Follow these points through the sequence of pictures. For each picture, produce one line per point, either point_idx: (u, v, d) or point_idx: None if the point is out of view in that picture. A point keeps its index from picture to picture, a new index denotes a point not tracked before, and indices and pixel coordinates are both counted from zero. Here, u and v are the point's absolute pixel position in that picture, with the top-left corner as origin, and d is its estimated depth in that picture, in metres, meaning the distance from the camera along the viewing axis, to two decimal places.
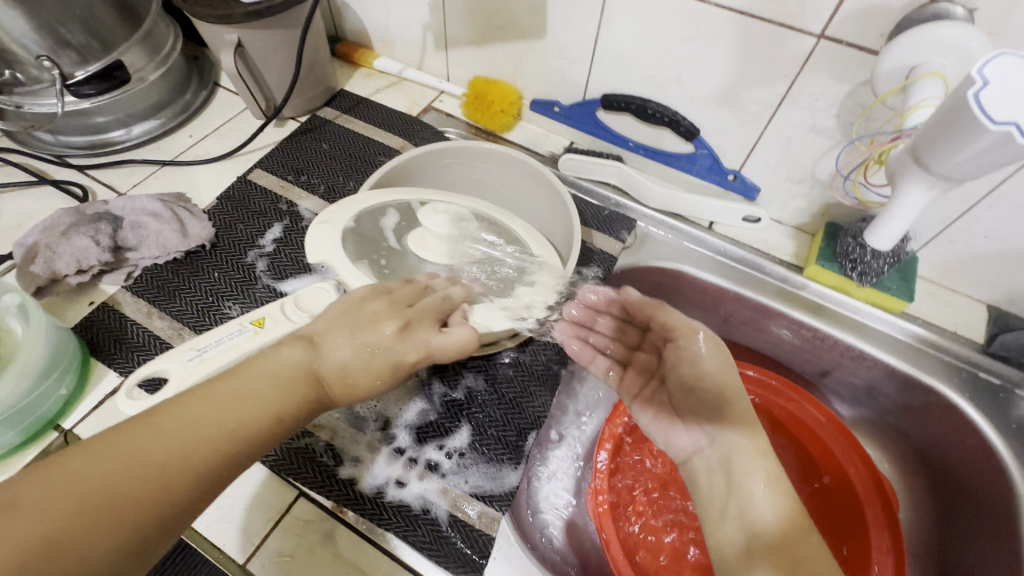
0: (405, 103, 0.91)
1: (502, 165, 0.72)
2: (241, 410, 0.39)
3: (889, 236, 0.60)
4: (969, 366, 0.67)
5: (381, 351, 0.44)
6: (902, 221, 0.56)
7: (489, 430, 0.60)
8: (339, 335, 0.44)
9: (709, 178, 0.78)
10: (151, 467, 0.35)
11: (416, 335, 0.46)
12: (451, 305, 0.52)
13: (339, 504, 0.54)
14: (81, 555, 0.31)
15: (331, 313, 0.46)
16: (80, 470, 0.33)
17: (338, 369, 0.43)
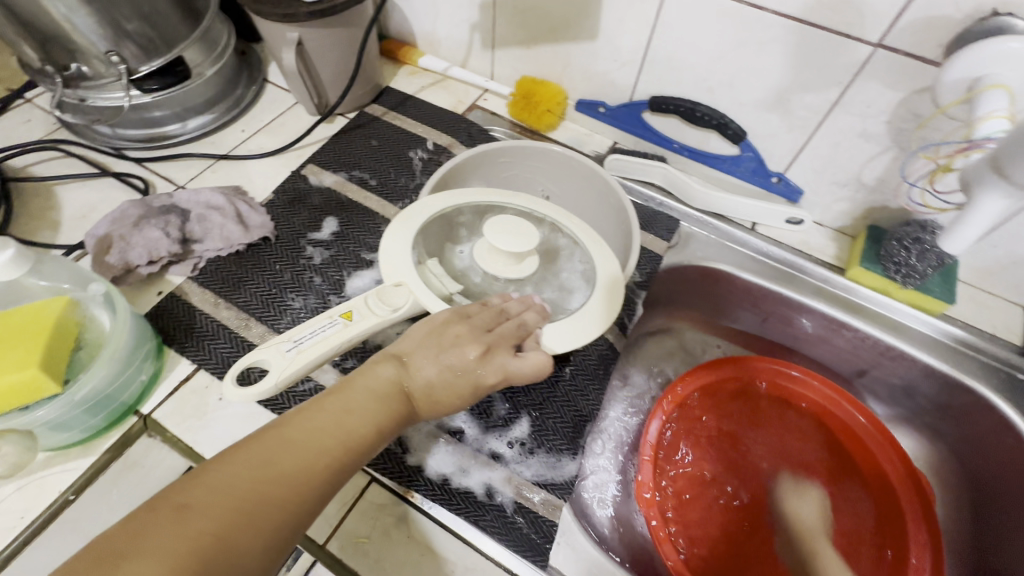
0: (451, 100, 0.93)
1: (555, 165, 0.74)
2: (352, 421, 0.43)
3: (962, 241, 0.60)
4: (1006, 367, 0.69)
5: (464, 373, 0.49)
6: (977, 229, 0.57)
7: (548, 422, 0.63)
8: (425, 356, 0.49)
9: (753, 180, 0.80)
10: (290, 474, 0.38)
11: (495, 359, 0.50)
12: (526, 332, 0.53)
13: (409, 489, 0.56)
14: (241, 553, 0.33)
15: (416, 334, 0.51)
16: (230, 477, 0.36)
17: (424, 387, 0.48)
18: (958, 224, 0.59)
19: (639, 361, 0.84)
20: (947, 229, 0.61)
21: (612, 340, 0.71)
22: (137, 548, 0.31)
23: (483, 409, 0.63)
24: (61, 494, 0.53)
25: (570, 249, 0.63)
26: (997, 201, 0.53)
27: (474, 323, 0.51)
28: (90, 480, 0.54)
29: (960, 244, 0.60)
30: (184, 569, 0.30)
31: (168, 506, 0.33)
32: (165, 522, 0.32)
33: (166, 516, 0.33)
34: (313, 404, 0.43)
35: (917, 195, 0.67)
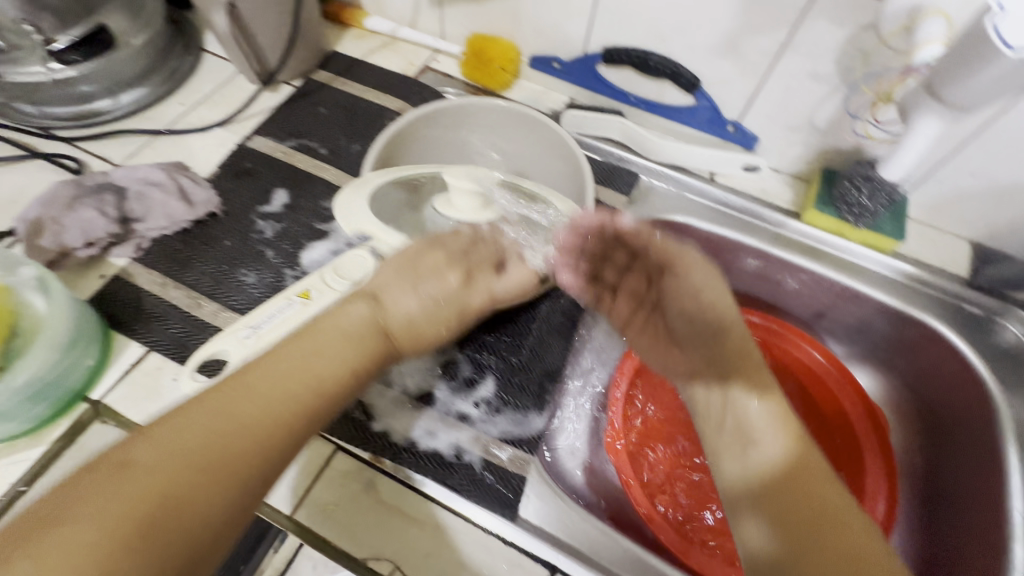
0: (401, 63, 0.90)
1: (508, 123, 0.72)
2: (319, 364, 0.46)
3: (902, 168, 0.65)
4: (954, 300, 0.72)
5: (449, 297, 0.55)
6: (919, 155, 0.62)
7: (513, 380, 0.63)
8: (392, 296, 0.53)
9: (709, 130, 0.79)
10: (251, 420, 0.41)
11: (479, 282, 0.58)
12: (504, 253, 0.61)
13: (376, 455, 0.56)
14: (194, 502, 0.37)
15: (385, 272, 0.54)
16: (191, 425, 0.40)
17: (404, 321, 0.53)
18: (896, 148, 0.63)
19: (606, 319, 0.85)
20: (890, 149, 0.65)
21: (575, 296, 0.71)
22: (85, 502, 0.34)
23: (447, 371, 0.63)
24: (11, 486, 0.51)
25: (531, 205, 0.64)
26: (932, 126, 0.57)
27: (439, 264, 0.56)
28: (42, 469, 0.52)
29: (903, 168, 0.65)
30: (129, 522, 0.34)
31: (117, 462, 0.37)
32: (111, 479, 0.36)
33: (116, 471, 0.36)
34: (281, 350, 0.46)
35: (860, 126, 0.66)
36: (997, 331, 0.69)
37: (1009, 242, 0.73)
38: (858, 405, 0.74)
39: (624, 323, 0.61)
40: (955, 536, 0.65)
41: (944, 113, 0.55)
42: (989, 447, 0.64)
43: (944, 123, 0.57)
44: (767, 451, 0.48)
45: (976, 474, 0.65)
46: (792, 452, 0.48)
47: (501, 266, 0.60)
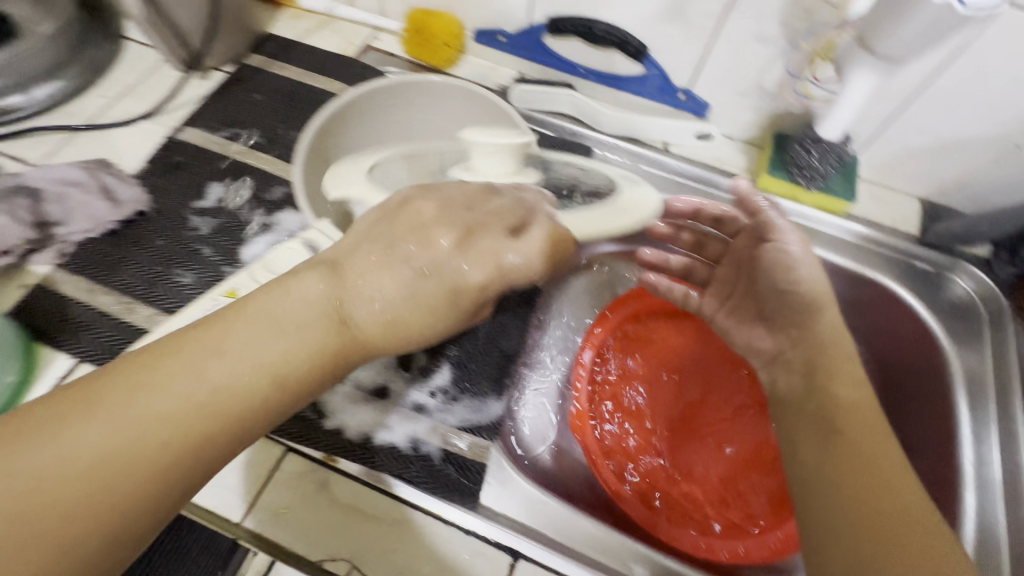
0: (340, 43, 0.85)
1: (452, 101, 0.69)
2: (260, 345, 0.36)
3: (837, 125, 0.66)
4: (906, 258, 0.72)
5: (438, 268, 0.43)
6: (852, 112, 0.63)
7: (470, 366, 0.62)
8: (364, 280, 0.42)
9: (660, 99, 0.78)
10: (163, 410, 0.33)
11: (482, 243, 0.46)
12: (519, 207, 0.50)
13: (329, 453, 0.54)
14: (85, 512, 0.30)
15: (357, 234, 0.45)
16: (111, 396, 0.32)
17: (373, 312, 0.41)
18: (830, 105, 0.64)
19: None
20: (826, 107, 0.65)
21: None
22: None
23: (401, 362, 0.61)
24: None
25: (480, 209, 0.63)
26: (864, 79, 0.58)
27: (433, 227, 0.45)
28: None
29: (838, 125, 0.65)
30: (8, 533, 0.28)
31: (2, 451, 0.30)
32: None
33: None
34: (230, 317, 0.37)
35: (800, 85, 0.64)
36: (947, 286, 0.70)
37: (956, 197, 0.73)
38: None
39: (717, 308, 0.62)
40: None
41: (876, 66, 0.57)
42: (942, 399, 0.66)
43: (875, 76, 0.58)
44: (841, 394, 0.47)
45: (928, 427, 0.66)
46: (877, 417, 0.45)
47: (516, 231, 0.48)
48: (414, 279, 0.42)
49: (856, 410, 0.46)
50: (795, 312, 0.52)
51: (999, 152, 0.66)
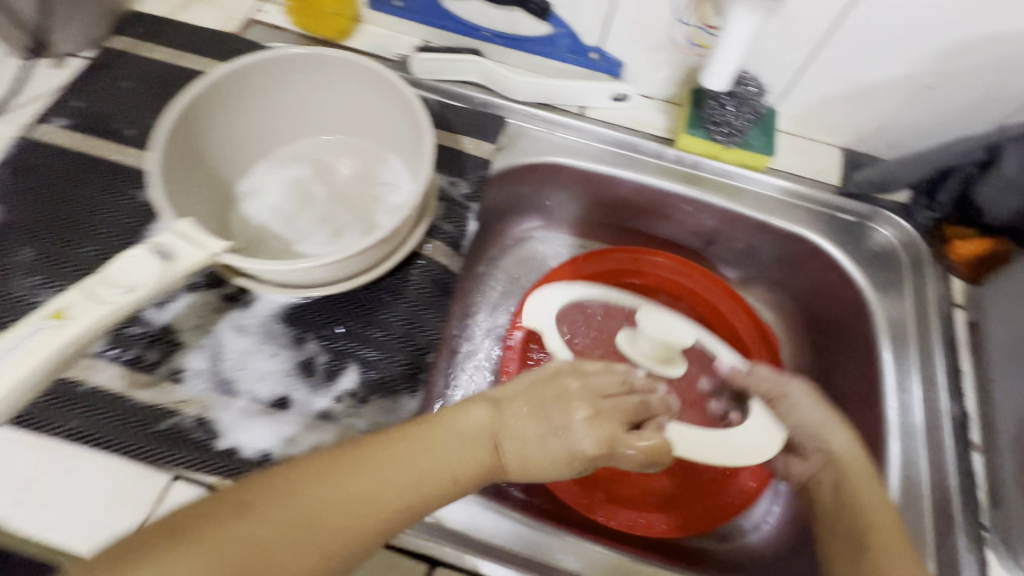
0: (219, 19, 0.76)
1: (329, 73, 0.60)
2: (449, 453, 0.41)
3: (724, 74, 0.61)
4: (830, 211, 0.71)
5: (563, 436, 0.42)
6: (739, 54, 0.58)
7: (378, 364, 0.56)
8: (525, 423, 0.43)
9: (572, 60, 0.73)
10: (342, 501, 0.36)
11: (603, 425, 0.43)
12: (642, 410, 0.48)
13: (223, 477, 0.49)
14: None
15: (523, 381, 0.46)
16: (302, 487, 0.35)
17: (518, 445, 0.42)
18: (714, 52, 0.60)
19: (497, 282, 0.80)
20: (713, 56, 0.60)
21: (445, 263, 0.64)
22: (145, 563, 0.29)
23: (303, 367, 0.55)
24: None
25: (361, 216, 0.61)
26: (738, 21, 0.55)
27: (578, 398, 0.44)
28: None
29: (725, 74, 0.60)
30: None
31: (195, 518, 0.32)
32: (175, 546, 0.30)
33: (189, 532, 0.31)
34: (428, 427, 0.42)
35: (690, 33, 0.65)
36: (870, 235, 0.69)
37: (875, 143, 0.71)
38: (751, 327, 0.72)
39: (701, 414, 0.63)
40: None
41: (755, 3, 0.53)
42: (866, 350, 0.65)
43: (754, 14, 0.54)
44: (867, 504, 0.50)
45: (860, 379, 0.65)
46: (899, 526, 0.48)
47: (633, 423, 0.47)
48: (716, 448, 0.58)
49: (880, 511, 0.49)
50: (817, 443, 0.55)
51: (911, 94, 0.64)
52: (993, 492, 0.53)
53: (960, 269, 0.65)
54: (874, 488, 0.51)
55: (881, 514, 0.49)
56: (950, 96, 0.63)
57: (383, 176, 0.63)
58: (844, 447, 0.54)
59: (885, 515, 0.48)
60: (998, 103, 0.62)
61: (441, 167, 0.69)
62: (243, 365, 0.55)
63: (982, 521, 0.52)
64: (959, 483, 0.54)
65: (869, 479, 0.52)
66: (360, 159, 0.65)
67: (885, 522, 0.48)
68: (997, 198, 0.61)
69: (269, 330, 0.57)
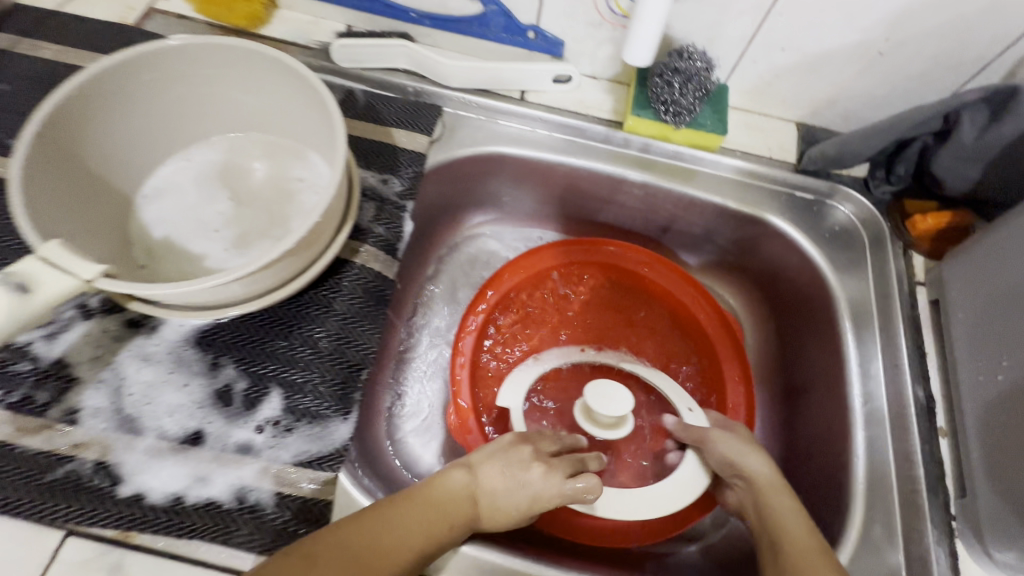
0: (115, 9, 0.68)
1: (229, 65, 0.53)
2: (438, 505, 0.46)
3: (645, 48, 0.59)
4: (788, 190, 0.67)
5: (524, 482, 0.49)
6: (659, 23, 0.56)
7: (304, 387, 0.51)
8: (497, 480, 0.49)
9: (508, 41, 0.67)
10: (371, 552, 0.40)
11: (556, 475, 0.51)
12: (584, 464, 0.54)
13: (122, 529, 0.44)
14: None
15: (488, 446, 0.52)
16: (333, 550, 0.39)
17: (492, 497, 0.48)
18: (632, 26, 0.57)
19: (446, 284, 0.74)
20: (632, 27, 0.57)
21: (378, 269, 0.58)
22: None
23: (220, 396, 0.50)
24: None
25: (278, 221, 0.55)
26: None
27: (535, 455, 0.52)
28: None
29: (645, 46, 0.58)
30: None
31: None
32: None
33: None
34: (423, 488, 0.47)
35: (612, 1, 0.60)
36: (830, 213, 0.66)
37: (830, 116, 0.68)
38: (713, 318, 0.69)
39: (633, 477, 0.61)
40: (808, 434, 0.61)
41: None
42: (830, 335, 0.62)
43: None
44: (785, 520, 0.49)
45: (824, 367, 0.62)
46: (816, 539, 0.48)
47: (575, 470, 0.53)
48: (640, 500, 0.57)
49: (800, 530, 0.49)
50: (738, 472, 0.55)
51: (864, 63, 0.61)
52: (960, 480, 0.51)
53: (920, 245, 0.62)
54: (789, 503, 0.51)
55: (797, 527, 0.49)
56: (904, 64, 0.60)
57: (301, 177, 0.58)
58: (765, 474, 0.53)
59: (802, 529, 0.48)
60: (952, 68, 0.59)
61: (372, 163, 0.63)
62: (149, 399, 0.49)
63: (950, 511, 0.50)
64: (927, 472, 0.52)
65: (786, 499, 0.52)
66: (277, 160, 0.59)
67: (800, 532, 0.48)
68: (957, 168, 0.58)
69: (180, 356, 0.51)
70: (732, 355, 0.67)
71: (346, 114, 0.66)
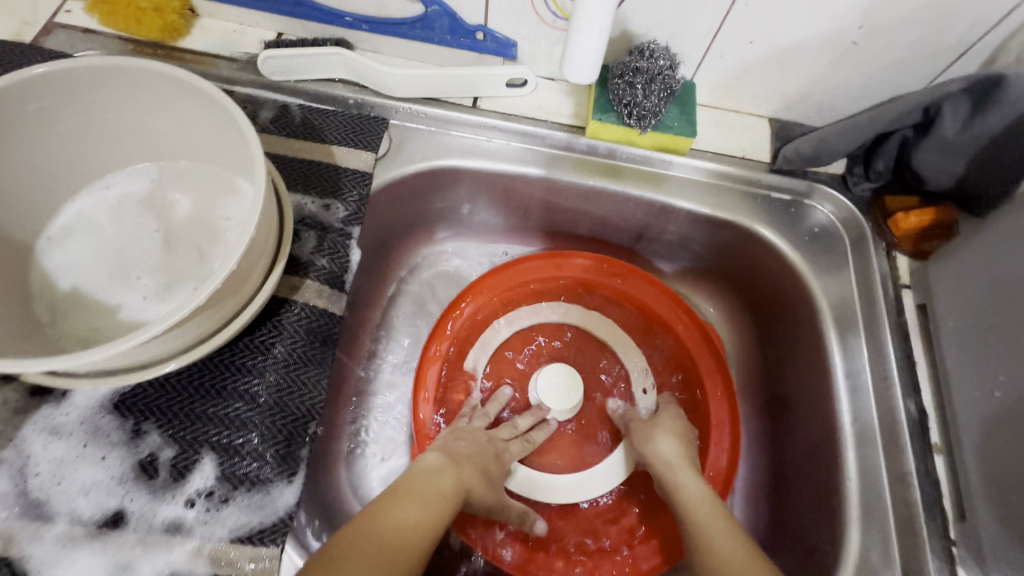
0: (9, 26, 0.60)
1: (133, 87, 0.47)
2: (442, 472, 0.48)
3: (585, 66, 0.54)
4: (763, 191, 0.63)
5: (484, 450, 0.55)
6: (600, 34, 0.51)
7: (241, 449, 0.46)
8: (467, 448, 0.53)
9: (456, 43, 0.61)
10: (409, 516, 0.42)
11: (511, 447, 0.58)
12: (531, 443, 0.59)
13: None
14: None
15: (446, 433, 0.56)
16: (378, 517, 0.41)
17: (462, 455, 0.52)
18: (567, 43, 0.53)
19: (406, 308, 0.69)
20: (570, 37, 0.52)
21: (322, 306, 0.53)
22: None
23: (143, 468, 0.44)
24: None
25: (207, 266, 0.50)
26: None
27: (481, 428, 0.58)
28: None
29: (585, 58, 0.53)
30: None
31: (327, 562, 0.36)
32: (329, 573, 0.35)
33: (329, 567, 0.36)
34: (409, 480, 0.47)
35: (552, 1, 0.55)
36: (809, 214, 0.63)
37: (804, 110, 0.64)
38: (692, 328, 0.64)
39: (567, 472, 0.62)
40: (796, 452, 0.58)
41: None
42: (816, 345, 0.58)
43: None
44: (684, 489, 0.51)
45: (811, 380, 0.58)
46: (719, 508, 0.49)
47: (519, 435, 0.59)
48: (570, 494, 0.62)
49: (700, 494, 0.50)
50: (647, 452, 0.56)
51: (838, 53, 0.56)
52: (959, 502, 0.48)
53: (903, 246, 0.59)
54: (690, 474, 0.53)
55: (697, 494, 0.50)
56: (880, 53, 0.56)
57: (228, 209, 0.51)
58: (668, 456, 0.55)
59: (701, 493, 0.50)
60: (930, 55, 0.55)
61: (311, 187, 0.58)
62: (60, 477, 0.43)
63: (950, 536, 0.47)
64: (924, 494, 0.49)
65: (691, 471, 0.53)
66: (200, 190, 0.52)
67: (693, 497, 0.50)
68: (938, 162, 0.55)
69: (94, 425, 0.45)
70: (713, 365, 0.63)
71: (280, 134, 0.60)
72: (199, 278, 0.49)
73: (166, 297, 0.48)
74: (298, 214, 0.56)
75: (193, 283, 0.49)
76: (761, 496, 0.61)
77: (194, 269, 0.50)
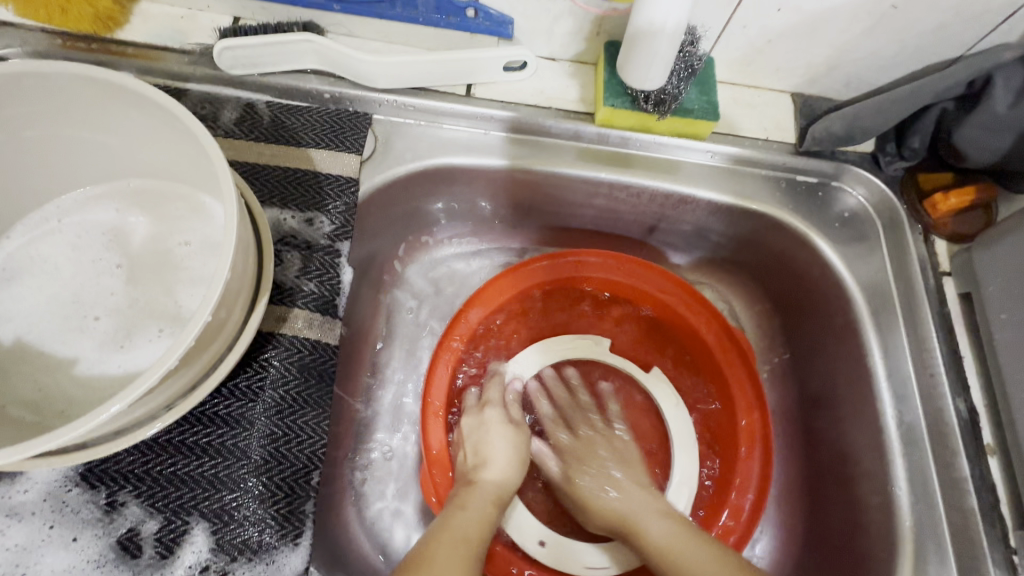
0: None
1: (63, 96, 0.38)
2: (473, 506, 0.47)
3: (647, 79, 0.50)
4: (788, 175, 0.58)
5: (511, 459, 0.52)
6: (663, 66, 0.48)
7: (236, 513, 0.40)
8: (501, 461, 0.51)
9: (443, 24, 0.53)
10: (455, 554, 0.41)
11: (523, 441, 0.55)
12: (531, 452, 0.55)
13: None
14: None
15: (472, 441, 0.53)
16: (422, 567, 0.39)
17: (502, 471, 0.51)
18: (626, 56, 0.49)
19: (403, 321, 0.61)
20: (628, 64, 0.50)
21: (312, 339, 0.46)
22: None
23: (123, 546, 0.39)
24: None
25: (175, 302, 0.43)
26: (654, 31, 0.45)
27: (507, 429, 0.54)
28: None
29: (643, 72, 0.49)
30: None
31: None
32: None
33: None
34: (442, 525, 0.44)
35: None
36: (837, 198, 0.58)
37: (829, 83, 0.58)
38: (721, 335, 0.58)
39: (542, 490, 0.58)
40: (831, 450, 0.55)
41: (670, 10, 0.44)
42: (854, 341, 0.54)
43: (670, 28, 0.45)
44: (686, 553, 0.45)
45: (846, 377, 0.54)
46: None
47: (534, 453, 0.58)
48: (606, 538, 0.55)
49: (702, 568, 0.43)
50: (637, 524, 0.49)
51: (874, 18, 0.50)
52: (1018, 507, 0.46)
53: (940, 230, 0.54)
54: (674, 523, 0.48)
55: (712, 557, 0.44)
56: (920, 18, 0.50)
57: (194, 232, 0.44)
58: (660, 534, 0.47)
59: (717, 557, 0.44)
60: (974, 18, 0.50)
61: (290, 200, 0.50)
62: (25, 566, 0.38)
63: (1011, 544, 0.45)
64: (980, 500, 0.47)
65: (679, 527, 0.47)
66: (158, 214, 0.45)
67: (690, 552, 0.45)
68: (983, 139, 0.50)
69: (62, 501, 0.39)
70: (744, 376, 0.57)
71: (247, 138, 0.52)
72: (168, 318, 0.42)
73: (130, 343, 0.42)
74: (277, 232, 0.49)
75: (161, 323, 0.42)
76: (796, 498, 0.58)
77: (160, 308, 0.43)
